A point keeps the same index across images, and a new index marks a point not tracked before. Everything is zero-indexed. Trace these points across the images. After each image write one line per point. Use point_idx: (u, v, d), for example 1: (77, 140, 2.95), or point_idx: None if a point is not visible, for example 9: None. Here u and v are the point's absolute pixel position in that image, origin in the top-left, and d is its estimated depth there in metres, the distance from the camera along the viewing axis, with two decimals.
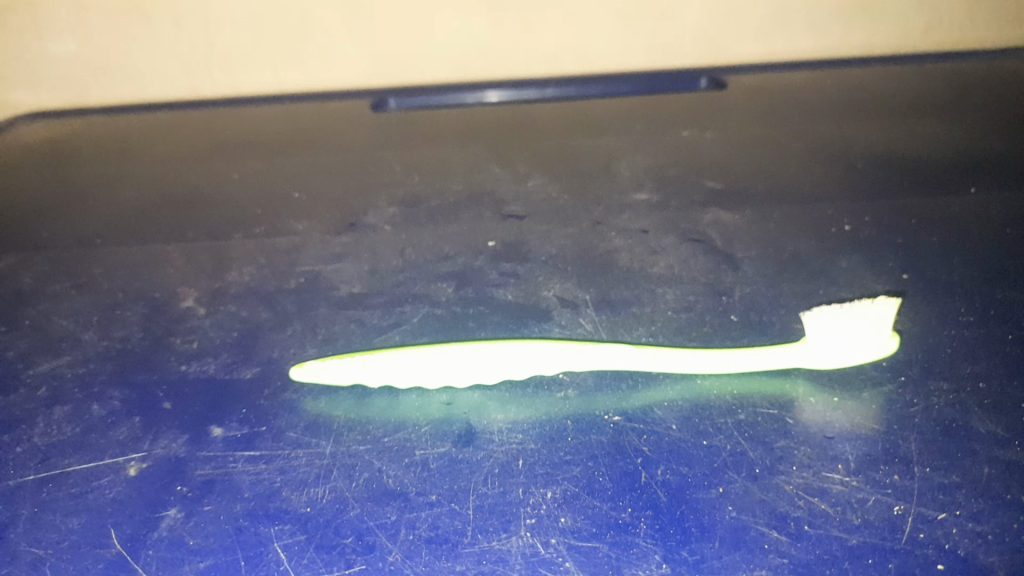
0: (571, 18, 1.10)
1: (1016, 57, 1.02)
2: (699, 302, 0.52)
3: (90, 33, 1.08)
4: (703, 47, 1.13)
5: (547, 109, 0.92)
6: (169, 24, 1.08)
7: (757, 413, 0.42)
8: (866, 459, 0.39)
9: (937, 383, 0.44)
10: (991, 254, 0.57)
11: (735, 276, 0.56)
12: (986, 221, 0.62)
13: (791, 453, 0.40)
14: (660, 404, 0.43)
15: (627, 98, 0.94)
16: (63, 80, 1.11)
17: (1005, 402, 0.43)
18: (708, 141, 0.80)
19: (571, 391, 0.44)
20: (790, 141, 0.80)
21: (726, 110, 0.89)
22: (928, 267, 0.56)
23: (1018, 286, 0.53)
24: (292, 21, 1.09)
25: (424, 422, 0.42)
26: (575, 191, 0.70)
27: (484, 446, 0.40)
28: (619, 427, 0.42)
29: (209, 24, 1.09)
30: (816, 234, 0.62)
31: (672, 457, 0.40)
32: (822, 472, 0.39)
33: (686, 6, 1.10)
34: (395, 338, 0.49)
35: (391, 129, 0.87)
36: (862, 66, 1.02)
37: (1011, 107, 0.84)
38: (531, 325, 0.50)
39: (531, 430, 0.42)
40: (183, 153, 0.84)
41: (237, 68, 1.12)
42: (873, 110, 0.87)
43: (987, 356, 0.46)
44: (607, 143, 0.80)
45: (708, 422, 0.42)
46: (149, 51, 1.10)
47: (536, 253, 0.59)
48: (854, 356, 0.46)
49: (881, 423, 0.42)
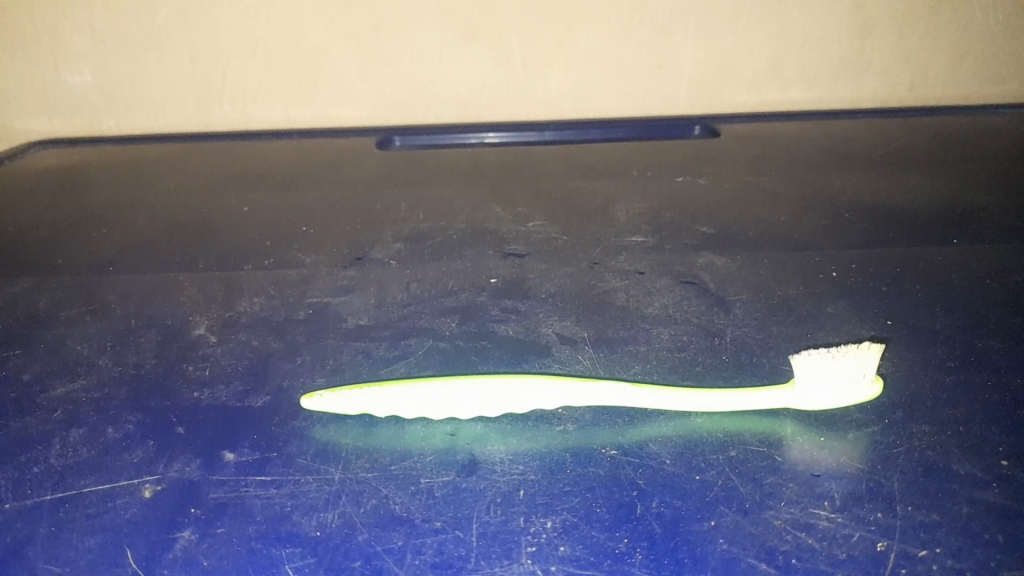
0: (573, 63, 1.11)
1: (997, 112, 1.06)
2: (693, 343, 0.55)
3: (94, 63, 1.09)
4: (698, 95, 1.14)
5: (547, 151, 0.95)
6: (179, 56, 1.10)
7: (747, 451, 0.45)
8: (850, 497, 0.42)
9: (918, 426, 0.47)
10: (972, 305, 0.60)
11: (726, 318, 0.58)
12: (968, 272, 0.65)
13: (780, 490, 0.42)
14: (654, 440, 0.45)
15: (624, 143, 0.97)
16: (64, 109, 1.12)
17: (983, 447, 0.45)
18: (702, 187, 0.83)
19: (569, 425, 0.46)
20: (781, 189, 0.83)
21: (719, 156, 0.92)
22: (910, 316, 0.59)
23: (997, 337, 0.56)
24: (301, 58, 1.10)
25: (429, 452, 0.44)
26: (573, 231, 0.72)
27: (487, 475, 0.42)
28: (615, 461, 0.44)
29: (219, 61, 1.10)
30: (805, 280, 0.64)
31: (666, 491, 0.42)
32: (809, 507, 0.41)
33: (682, 56, 1.11)
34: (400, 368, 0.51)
35: (396, 166, 0.90)
36: (850, 116, 1.06)
37: (991, 163, 0.88)
38: (531, 359, 0.52)
39: (532, 461, 0.43)
40: (192, 183, 0.86)
41: (240, 101, 1.13)
42: (860, 162, 0.90)
43: (966, 402, 0.49)
44: (605, 186, 0.83)
45: (700, 458, 0.44)
46: (153, 84, 1.11)
47: (537, 291, 0.61)
48: (847, 398, 0.48)
49: (867, 463, 0.44)
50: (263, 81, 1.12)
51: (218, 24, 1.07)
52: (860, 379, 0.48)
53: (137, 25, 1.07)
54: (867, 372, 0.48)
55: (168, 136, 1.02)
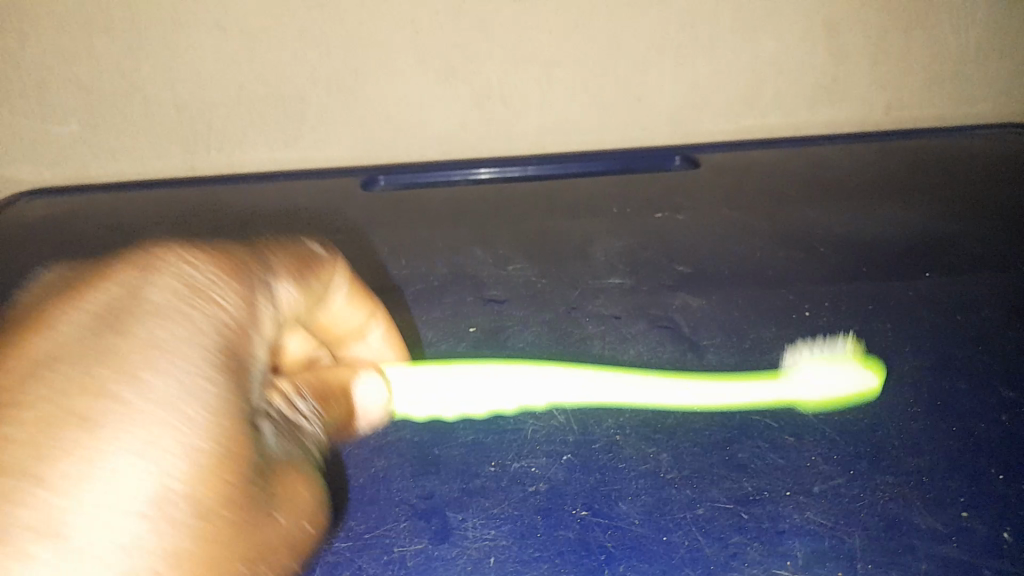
0: (559, 99, 1.07)
1: (975, 133, 1.07)
2: (666, 393, 0.56)
3: (46, 106, 1.02)
4: (678, 126, 1.11)
5: (529, 188, 0.96)
6: (139, 104, 1.03)
7: (714, 508, 0.46)
8: (813, 556, 0.43)
9: (883, 477, 0.48)
10: (940, 343, 0.61)
11: (699, 364, 0.59)
12: (939, 307, 0.66)
13: (744, 550, 0.44)
14: (623, 498, 0.47)
15: (606, 178, 0.98)
16: (18, 155, 1.05)
17: (944, 497, 0.47)
18: (681, 223, 0.84)
19: (542, 485, 0.48)
20: (758, 223, 0.84)
21: (698, 189, 0.93)
22: (882, 357, 0.59)
23: (963, 377, 0.57)
24: (277, 102, 1.04)
25: (403, 518, 0.46)
26: (551, 274, 0.74)
27: (458, 542, 0.44)
28: (585, 522, 0.45)
29: (189, 114, 1.04)
30: (778, 321, 0.65)
31: (634, 554, 0.43)
32: (772, 569, 0.43)
33: (662, 87, 1.07)
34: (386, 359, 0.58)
35: (381, 208, 0.91)
36: (831, 141, 1.07)
37: (967, 188, 0.90)
38: (506, 416, 0.53)
39: (503, 525, 0.45)
40: (180, 232, 0.88)
41: (206, 147, 1.06)
42: (838, 192, 0.91)
43: (931, 450, 0.50)
44: (586, 225, 0.84)
45: (668, 518, 0.46)
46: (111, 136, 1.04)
47: (513, 340, 0.64)
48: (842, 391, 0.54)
49: (830, 519, 0.45)
50: (244, 131, 1.06)
51: (176, 71, 1.01)
52: (855, 374, 0.56)
53: (89, 73, 1.00)
54: (858, 368, 0.56)
55: (155, 182, 1.03)
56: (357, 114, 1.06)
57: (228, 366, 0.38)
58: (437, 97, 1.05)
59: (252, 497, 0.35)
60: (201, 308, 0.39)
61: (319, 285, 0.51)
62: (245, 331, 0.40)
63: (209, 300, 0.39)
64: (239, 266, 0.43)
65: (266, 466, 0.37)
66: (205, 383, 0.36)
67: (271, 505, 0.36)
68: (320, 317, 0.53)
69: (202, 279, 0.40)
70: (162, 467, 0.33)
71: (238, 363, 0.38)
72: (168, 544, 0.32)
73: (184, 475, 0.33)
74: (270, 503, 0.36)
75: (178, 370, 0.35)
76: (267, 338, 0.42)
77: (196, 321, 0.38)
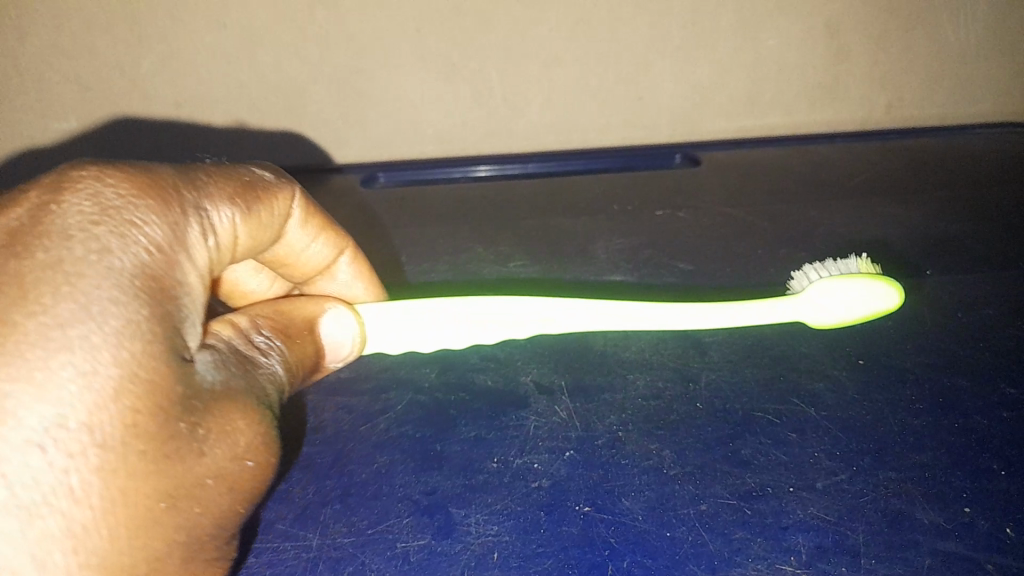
0: (559, 97, 1.07)
1: (974, 133, 1.08)
2: (668, 390, 0.56)
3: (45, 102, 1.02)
4: (679, 122, 1.10)
5: (529, 186, 0.96)
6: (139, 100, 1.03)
7: (718, 504, 0.46)
8: (816, 551, 0.43)
9: (886, 473, 0.48)
10: (942, 341, 0.61)
11: (702, 360, 0.59)
12: (941, 305, 0.66)
13: (748, 545, 0.43)
14: (627, 494, 0.47)
15: (606, 176, 0.98)
16: (16, 151, 1.05)
17: (947, 493, 0.47)
18: (682, 221, 0.84)
19: (545, 481, 0.48)
20: (759, 221, 0.84)
21: (699, 188, 0.93)
22: (882, 353, 0.60)
23: (965, 375, 0.57)
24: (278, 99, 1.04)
25: (406, 514, 0.46)
26: (554, 273, 0.74)
27: (462, 538, 0.44)
28: (589, 518, 0.45)
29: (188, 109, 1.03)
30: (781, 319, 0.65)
31: (637, 549, 0.44)
32: (776, 563, 0.42)
33: (662, 86, 1.07)
34: (352, 293, 0.60)
35: (381, 206, 0.91)
36: (831, 140, 1.07)
37: (968, 187, 0.90)
38: (509, 413, 0.53)
39: (506, 521, 0.45)
40: None
41: (205, 144, 1.06)
42: (838, 191, 0.91)
43: (933, 446, 0.50)
44: (587, 224, 0.84)
45: (672, 514, 0.46)
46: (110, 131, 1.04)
47: None
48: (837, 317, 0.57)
49: (833, 514, 0.45)
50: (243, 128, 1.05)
51: (176, 67, 1.01)
52: (861, 299, 0.57)
53: (90, 68, 1.00)
54: (869, 296, 0.57)
55: None
56: (358, 112, 1.06)
57: (150, 296, 0.33)
58: (438, 94, 1.05)
59: (176, 437, 0.33)
60: (122, 237, 0.33)
61: (264, 211, 0.46)
62: (172, 266, 0.35)
63: (131, 228, 0.34)
64: (167, 186, 0.37)
65: (197, 401, 0.35)
66: (123, 326, 0.32)
67: (201, 442, 0.34)
68: (286, 252, 0.54)
69: (120, 200, 0.34)
70: (62, 412, 0.29)
71: (162, 293, 0.34)
72: (79, 492, 0.29)
73: (89, 417, 0.30)
74: (199, 440, 0.34)
75: (96, 300, 0.31)
76: (200, 270, 0.37)
77: (116, 255, 0.32)
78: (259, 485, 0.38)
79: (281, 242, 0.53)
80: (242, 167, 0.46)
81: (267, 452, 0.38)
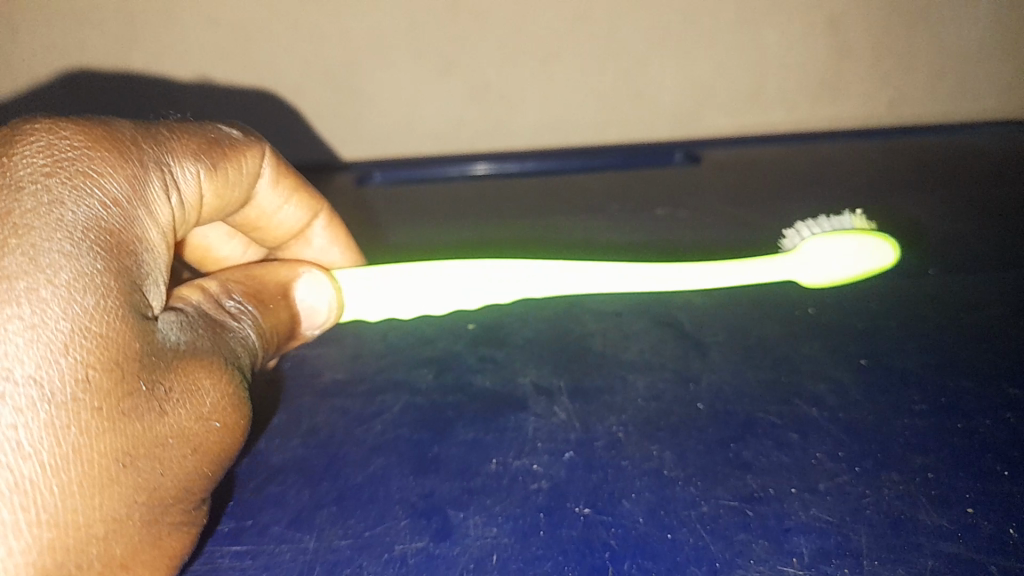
0: (558, 96, 1.06)
1: (977, 132, 1.06)
2: (668, 391, 0.55)
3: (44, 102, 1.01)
4: (680, 121, 1.09)
5: (528, 185, 0.95)
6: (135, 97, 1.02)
7: (719, 506, 0.45)
8: (819, 553, 0.42)
9: (889, 474, 0.48)
10: (944, 341, 0.61)
11: (702, 361, 0.58)
12: (943, 305, 0.65)
13: (750, 547, 0.43)
14: (627, 496, 0.46)
15: (605, 174, 0.97)
16: None
17: (952, 495, 0.46)
18: (681, 220, 0.84)
19: (544, 483, 0.47)
20: (759, 220, 0.84)
21: (698, 186, 0.93)
22: (884, 353, 0.59)
23: (968, 375, 0.57)
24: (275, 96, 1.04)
25: (403, 517, 0.45)
26: None
27: (460, 540, 0.43)
28: (589, 520, 0.44)
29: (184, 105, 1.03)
30: (782, 319, 0.64)
31: (637, 551, 0.43)
32: (778, 565, 0.42)
33: (662, 85, 1.07)
34: (327, 257, 0.64)
35: (378, 205, 0.91)
36: (831, 139, 1.07)
37: (969, 186, 0.89)
38: (507, 416, 0.53)
39: (505, 523, 0.44)
40: None
41: None
42: (838, 189, 0.91)
43: (937, 447, 0.50)
44: (585, 223, 0.83)
45: (673, 516, 0.45)
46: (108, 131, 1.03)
47: (514, 338, 0.62)
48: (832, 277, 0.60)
49: (836, 516, 0.45)
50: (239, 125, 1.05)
51: (175, 67, 1.01)
52: (858, 258, 0.60)
53: (89, 68, 1.00)
54: (866, 256, 0.60)
55: None
56: (354, 111, 1.05)
57: (108, 248, 0.34)
58: (436, 92, 1.05)
59: (135, 394, 0.34)
60: (77, 188, 0.34)
61: (229, 169, 0.48)
62: (130, 220, 0.36)
63: (86, 180, 0.34)
64: (124, 142, 0.38)
65: (157, 358, 0.36)
66: (76, 277, 0.32)
67: (161, 401, 0.35)
68: (258, 215, 0.58)
69: (75, 153, 0.35)
70: (9, 364, 0.29)
71: (118, 245, 0.35)
72: (29, 447, 0.30)
73: (39, 370, 0.30)
74: (159, 399, 0.35)
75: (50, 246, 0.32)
76: (159, 226, 0.38)
77: (70, 208, 0.33)
78: (230, 447, 0.39)
79: (254, 203, 0.56)
80: (209, 125, 0.48)
81: (235, 416, 0.40)
